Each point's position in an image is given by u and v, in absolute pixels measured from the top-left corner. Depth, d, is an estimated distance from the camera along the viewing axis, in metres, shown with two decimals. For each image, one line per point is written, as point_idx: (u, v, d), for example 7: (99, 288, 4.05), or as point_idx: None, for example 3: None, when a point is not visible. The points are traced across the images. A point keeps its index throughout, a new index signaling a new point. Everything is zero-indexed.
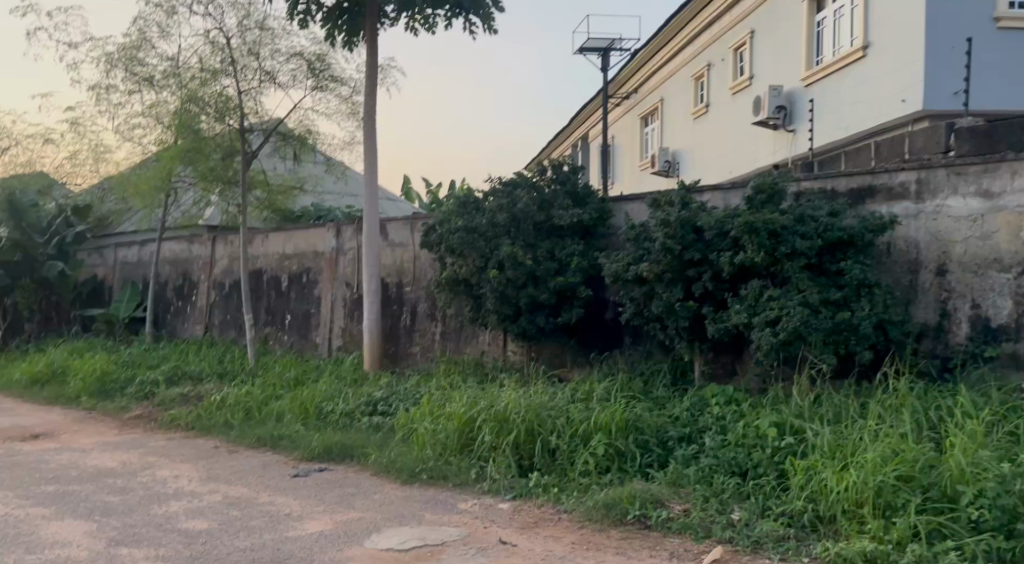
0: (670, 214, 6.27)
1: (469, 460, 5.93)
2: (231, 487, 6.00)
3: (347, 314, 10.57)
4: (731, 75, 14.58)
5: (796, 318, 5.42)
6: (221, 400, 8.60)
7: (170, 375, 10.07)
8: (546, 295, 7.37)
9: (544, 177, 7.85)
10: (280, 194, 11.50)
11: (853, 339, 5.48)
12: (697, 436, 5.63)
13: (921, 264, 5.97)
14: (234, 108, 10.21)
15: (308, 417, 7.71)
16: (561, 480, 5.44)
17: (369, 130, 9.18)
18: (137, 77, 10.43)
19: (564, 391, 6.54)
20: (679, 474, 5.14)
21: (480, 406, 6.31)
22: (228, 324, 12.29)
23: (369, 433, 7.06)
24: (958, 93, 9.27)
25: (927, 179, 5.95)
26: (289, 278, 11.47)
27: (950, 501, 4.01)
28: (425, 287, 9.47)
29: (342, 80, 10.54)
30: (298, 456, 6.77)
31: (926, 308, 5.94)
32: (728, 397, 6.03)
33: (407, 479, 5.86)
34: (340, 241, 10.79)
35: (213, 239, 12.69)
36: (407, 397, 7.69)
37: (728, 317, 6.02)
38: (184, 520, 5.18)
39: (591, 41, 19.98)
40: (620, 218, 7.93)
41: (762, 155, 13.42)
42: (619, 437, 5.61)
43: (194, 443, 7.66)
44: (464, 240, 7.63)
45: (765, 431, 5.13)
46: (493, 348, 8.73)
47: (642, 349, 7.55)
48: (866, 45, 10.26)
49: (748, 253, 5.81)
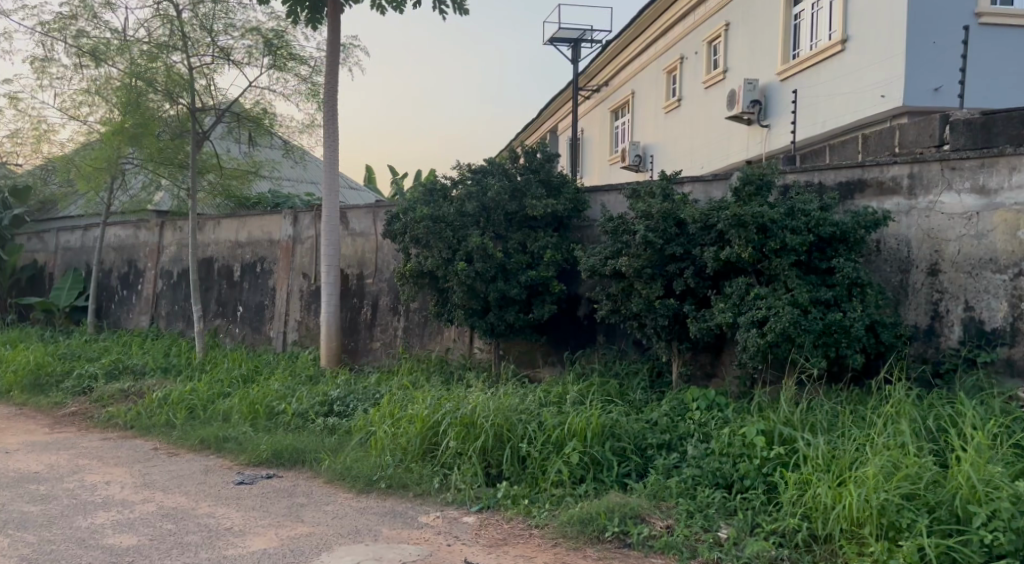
0: (652, 206, 5.89)
1: (432, 468, 5.47)
2: (167, 496, 5.44)
3: (304, 306, 9.97)
4: (704, 68, 14.30)
5: (785, 318, 5.06)
6: (163, 397, 7.99)
7: (110, 369, 9.39)
8: (516, 290, 6.96)
9: (517, 164, 7.40)
10: (235, 179, 10.82)
11: (844, 342, 5.13)
12: (678, 443, 5.21)
13: (911, 263, 5.67)
14: (185, 85, 9.59)
15: (258, 417, 7.16)
16: (531, 491, 5.01)
17: (330, 112, 8.61)
18: (78, 50, 9.68)
19: (534, 393, 6.10)
20: (659, 486, 4.74)
21: (445, 408, 5.83)
22: (176, 315, 11.59)
23: (323, 436, 6.54)
24: (938, 90, 9.08)
25: (920, 173, 5.64)
26: (242, 267, 10.84)
27: (959, 522, 3.66)
28: (387, 279, 8.96)
29: (302, 59, 9.94)
30: (244, 461, 6.22)
31: (917, 309, 5.65)
32: (710, 402, 5.62)
33: (363, 488, 5.39)
34: (297, 228, 10.20)
35: (162, 224, 11.98)
36: (366, 397, 7.17)
37: (711, 316, 5.67)
38: (111, 535, 4.62)
39: (562, 32, 19.55)
40: (596, 209, 7.52)
41: (735, 151, 13.18)
42: (594, 445, 5.18)
43: (131, 445, 7.04)
44: (430, 230, 7.15)
45: (752, 440, 4.75)
46: (459, 344, 8.26)
47: (616, 348, 7.14)
48: (846, 38, 10.01)
49: (735, 248, 5.45)
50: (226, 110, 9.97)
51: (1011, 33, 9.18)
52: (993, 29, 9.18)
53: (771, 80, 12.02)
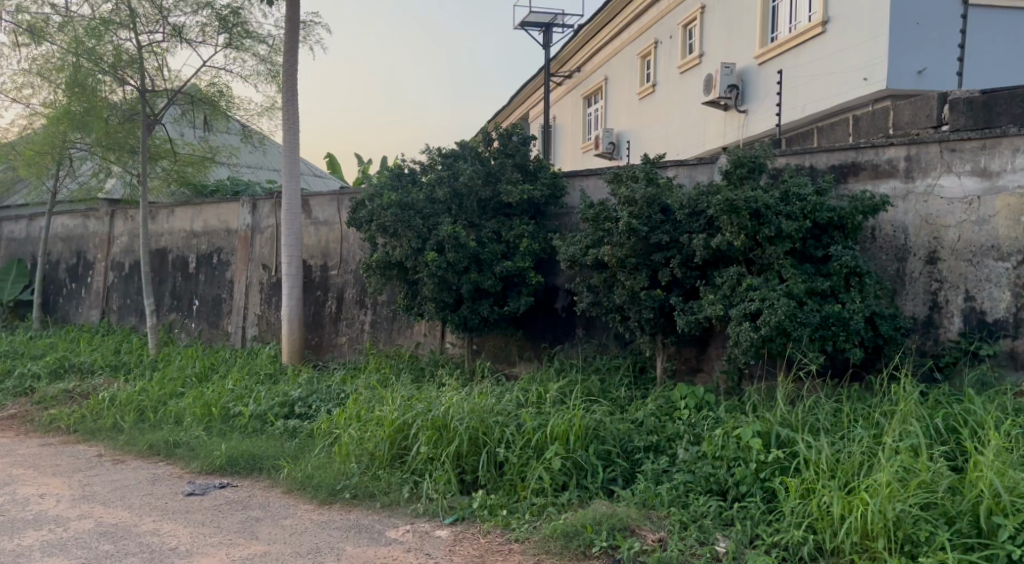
0: (636, 191, 5.51)
1: (401, 476, 5.03)
2: (108, 510, 4.93)
3: (264, 300, 9.43)
4: (679, 52, 13.95)
5: (781, 311, 4.70)
6: (110, 398, 7.42)
7: (54, 367, 8.75)
8: (490, 282, 6.54)
9: (490, 148, 6.98)
10: (190, 166, 10.16)
11: (842, 335, 4.79)
12: (666, 446, 4.83)
13: (908, 251, 5.36)
14: (134, 65, 8.94)
15: (212, 419, 6.64)
16: (509, 500, 4.62)
17: (289, 91, 8.06)
18: (16, 25, 8.96)
19: (511, 393, 5.69)
20: (647, 493, 4.36)
21: (416, 410, 5.39)
22: (128, 310, 10.95)
23: (283, 440, 6.08)
24: (921, 73, 8.84)
25: (918, 155, 5.32)
26: (198, 259, 10.25)
27: (981, 534, 3.35)
28: (353, 271, 8.46)
29: (260, 38, 9.36)
30: (196, 470, 5.73)
31: (915, 300, 5.34)
32: (699, 400, 5.25)
33: (325, 499, 4.94)
34: (256, 216, 9.64)
35: (112, 213, 11.31)
36: (330, 397, 6.71)
37: (698, 309, 5.31)
38: (38, 560, 4.11)
39: (533, 16, 19.07)
40: (575, 195, 7.11)
41: (710, 137, 12.88)
42: (576, 449, 4.79)
43: (73, 451, 6.48)
44: (398, 218, 6.70)
45: (747, 442, 4.38)
46: (430, 339, 7.83)
47: (596, 342, 6.77)
48: (826, 20, 9.71)
49: (726, 236, 5.08)
50: (178, 91, 9.38)
51: (1005, 14, 9.08)
52: (987, 10, 9.07)
53: (749, 64, 11.72)
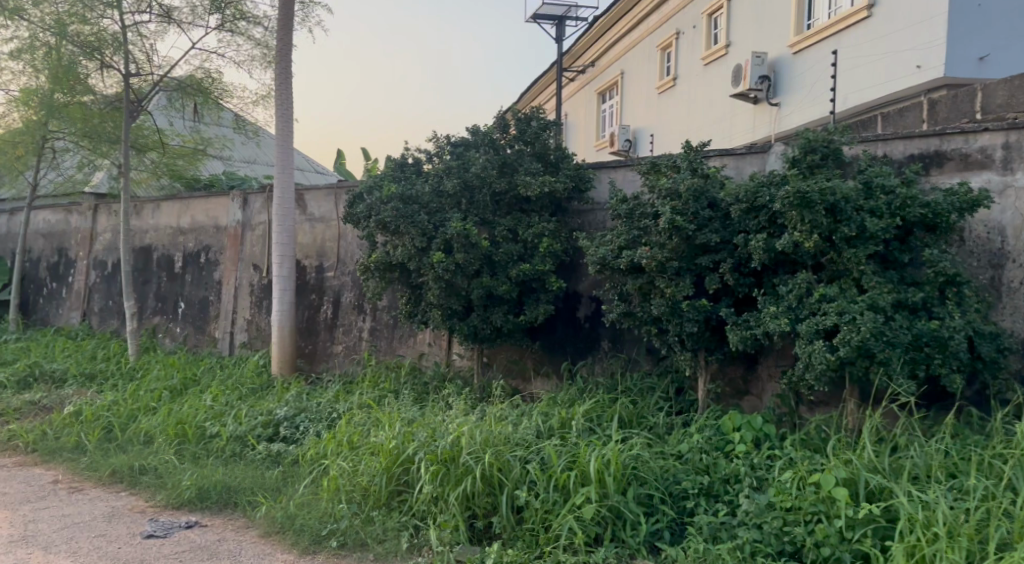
0: (680, 183, 4.66)
1: (399, 520, 4.18)
2: (47, 558, 4.09)
3: (255, 303, 8.61)
4: (705, 42, 13.07)
5: (866, 326, 3.86)
6: (76, 413, 6.59)
7: (21, 375, 7.92)
8: (505, 288, 5.70)
9: (507, 135, 6.10)
10: (181, 158, 9.44)
11: (937, 359, 3.94)
12: (722, 490, 3.98)
13: (1006, 256, 4.49)
14: (115, 46, 8.02)
15: (185, 441, 5.81)
16: (531, 556, 3.75)
17: (283, 74, 7.19)
18: None
19: (531, 419, 4.83)
20: (706, 557, 3.49)
21: (418, 437, 4.54)
22: (110, 312, 10.12)
23: (265, 468, 5.24)
24: (983, 59, 7.98)
25: (1019, 142, 4.45)
26: (184, 257, 9.44)
27: None
28: (351, 273, 7.64)
29: (255, 19, 8.52)
30: (161, 503, 4.90)
31: (1014, 313, 4.47)
32: (756, 432, 4.40)
33: (308, 547, 4.10)
34: (247, 212, 8.84)
35: (95, 207, 10.50)
36: (320, 417, 5.88)
37: (756, 323, 4.46)
38: None
39: (546, 8, 18.24)
40: (602, 189, 6.24)
41: (738, 133, 12.02)
42: (613, 493, 3.93)
43: (27, 475, 5.65)
44: (399, 214, 5.83)
45: (830, 491, 3.51)
46: (435, 350, 7.01)
47: (624, 356, 5.92)
48: (872, 2, 8.85)
49: (794, 236, 4.23)
50: (166, 78, 8.42)
51: None
52: None
53: (782, 52, 10.84)
